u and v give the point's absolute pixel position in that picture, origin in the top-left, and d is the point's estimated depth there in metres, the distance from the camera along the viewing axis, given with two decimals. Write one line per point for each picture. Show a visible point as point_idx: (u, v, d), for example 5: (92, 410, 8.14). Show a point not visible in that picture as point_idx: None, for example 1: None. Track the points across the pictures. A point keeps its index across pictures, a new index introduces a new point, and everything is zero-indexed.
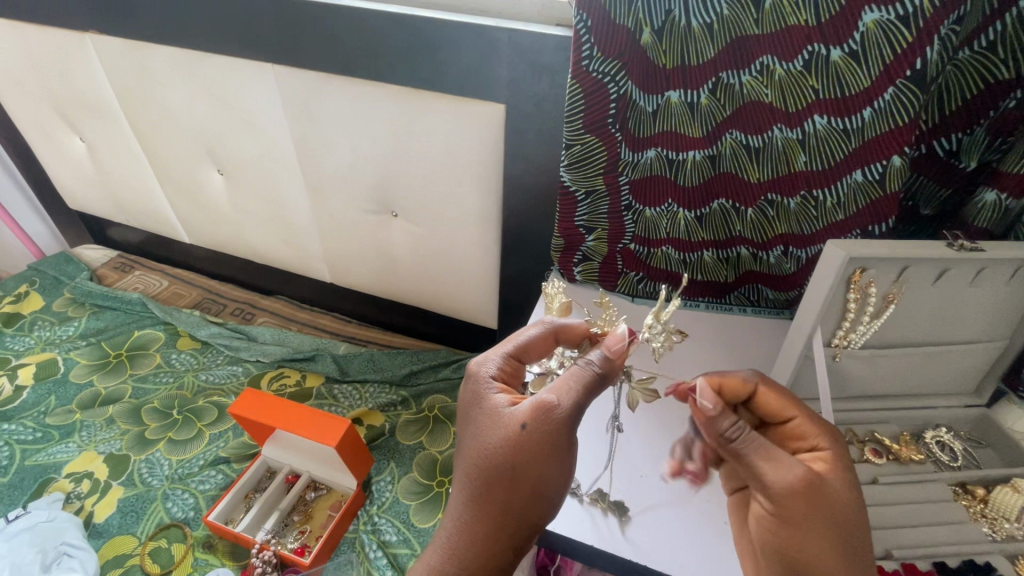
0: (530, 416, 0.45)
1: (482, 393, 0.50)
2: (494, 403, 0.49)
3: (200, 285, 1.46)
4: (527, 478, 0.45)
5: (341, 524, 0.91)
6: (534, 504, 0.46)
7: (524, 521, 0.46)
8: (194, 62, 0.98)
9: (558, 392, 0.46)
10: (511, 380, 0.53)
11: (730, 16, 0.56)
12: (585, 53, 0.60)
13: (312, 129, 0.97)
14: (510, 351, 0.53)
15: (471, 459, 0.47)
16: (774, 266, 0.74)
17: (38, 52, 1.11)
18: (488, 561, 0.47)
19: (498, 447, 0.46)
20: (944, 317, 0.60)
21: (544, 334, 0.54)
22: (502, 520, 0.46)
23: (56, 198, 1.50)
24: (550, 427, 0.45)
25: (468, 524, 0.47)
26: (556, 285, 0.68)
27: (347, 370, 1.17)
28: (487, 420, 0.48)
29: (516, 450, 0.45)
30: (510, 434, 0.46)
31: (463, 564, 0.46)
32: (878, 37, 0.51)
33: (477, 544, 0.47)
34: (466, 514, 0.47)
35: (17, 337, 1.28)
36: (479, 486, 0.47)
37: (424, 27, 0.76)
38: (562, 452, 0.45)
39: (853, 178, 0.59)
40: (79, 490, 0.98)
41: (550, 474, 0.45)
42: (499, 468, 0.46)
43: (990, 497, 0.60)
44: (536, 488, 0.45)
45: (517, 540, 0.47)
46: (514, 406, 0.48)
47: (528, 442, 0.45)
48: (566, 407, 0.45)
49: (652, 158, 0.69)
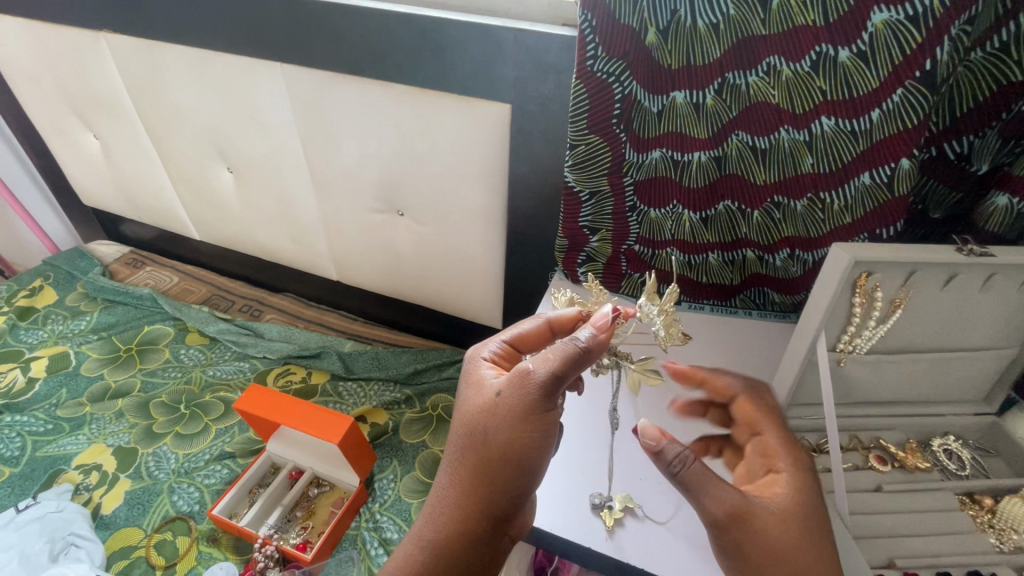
0: (506, 383, 0.45)
1: (471, 369, 0.50)
2: (481, 374, 0.49)
3: (209, 281, 1.48)
4: (496, 443, 0.44)
5: (343, 520, 0.91)
6: (513, 472, 0.45)
7: (502, 488, 0.45)
8: (204, 61, 0.99)
9: (537, 361, 0.45)
10: (506, 364, 0.52)
11: (737, 16, 0.55)
12: (590, 53, 0.60)
13: (319, 128, 0.98)
14: (507, 338, 0.53)
15: (453, 425, 0.48)
16: (779, 270, 0.73)
17: (55, 50, 1.13)
18: (465, 531, 0.46)
19: (474, 413, 0.46)
20: (953, 325, 0.59)
21: (539, 326, 0.54)
22: (475, 487, 0.46)
23: (71, 194, 1.53)
24: (524, 394, 0.44)
25: (444, 491, 0.47)
26: (562, 295, 0.61)
27: (352, 368, 1.18)
28: (470, 390, 0.48)
29: (489, 416, 0.45)
30: (486, 400, 0.46)
31: (437, 530, 0.46)
32: (888, 37, 0.50)
33: (451, 512, 0.46)
34: (443, 480, 0.48)
35: (31, 330, 1.31)
36: (454, 452, 0.47)
37: (430, 26, 0.76)
38: (538, 420, 0.44)
39: (860, 182, 0.59)
40: (87, 482, 1.00)
41: (522, 441, 0.44)
42: (473, 434, 0.46)
43: (999, 507, 0.59)
44: (508, 455, 0.45)
45: (494, 512, 0.46)
46: (498, 378, 0.48)
47: (505, 408, 0.45)
48: (541, 376, 0.44)
49: (657, 158, 0.68)
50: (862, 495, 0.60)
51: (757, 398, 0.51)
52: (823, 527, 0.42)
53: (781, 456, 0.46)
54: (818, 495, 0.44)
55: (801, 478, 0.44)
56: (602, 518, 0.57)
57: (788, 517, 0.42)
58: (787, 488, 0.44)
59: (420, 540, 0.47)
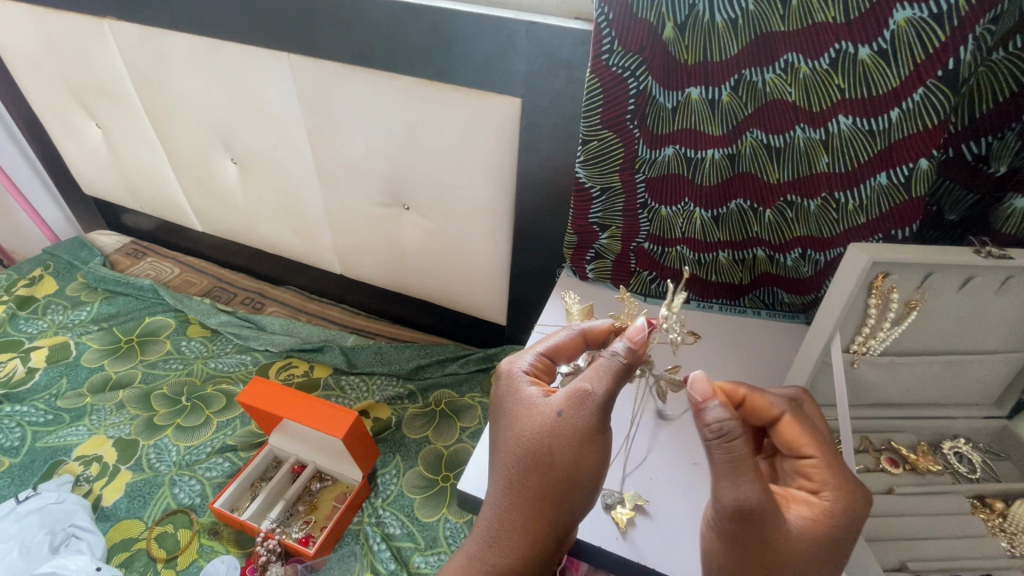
0: (566, 403, 0.45)
1: (514, 386, 0.49)
2: (527, 393, 0.48)
3: (211, 273, 1.47)
4: (562, 465, 0.44)
5: (345, 516, 0.91)
6: (577, 492, 0.45)
7: (566, 508, 0.46)
8: (210, 50, 0.98)
9: (591, 378, 0.44)
10: (544, 376, 0.52)
11: (756, 11, 0.54)
12: (605, 47, 0.59)
13: (325, 120, 0.96)
14: (543, 351, 0.52)
15: (507, 448, 0.47)
16: (790, 270, 0.73)
17: (57, 37, 1.12)
18: (531, 552, 0.46)
19: (533, 435, 0.46)
20: (970, 327, 0.58)
21: (573, 337, 0.53)
22: (541, 508, 0.46)
23: (71, 183, 1.51)
24: (587, 414, 0.44)
25: (505, 513, 0.47)
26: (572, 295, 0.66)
27: (354, 362, 1.18)
28: (522, 410, 0.47)
29: (552, 437, 0.45)
30: (544, 421, 0.45)
31: (502, 553, 0.46)
32: (910, 36, 0.49)
33: (517, 532, 0.46)
34: (503, 502, 0.47)
35: (31, 320, 1.30)
36: (515, 475, 0.46)
37: (441, 19, 0.75)
38: (601, 440, 0.44)
39: (877, 182, 0.58)
40: (88, 473, 0.99)
41: (588, 462, 0.44)
42: (534, 456, 0.45)
43: (1010, 512, 0.59)
44: (575, 477, 0.44)
45: (557, 532, 0.46)
46: (547, 397, 0.47)
47: (568, 430, 0.44)
48: (598, 395, 0.44)
49: (669, 156, 0.67)
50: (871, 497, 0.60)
51: (803, 422, 0.45)
52: (834, 549, 0.41)
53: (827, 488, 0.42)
54: (845, 531, 0.41)
55: (841, 511, 0.41)
56: (613, 517, 0.56)
57: (804, 536, 0.40)
58: (816, 514, 0.41)
59: (484, 564, 0.46)
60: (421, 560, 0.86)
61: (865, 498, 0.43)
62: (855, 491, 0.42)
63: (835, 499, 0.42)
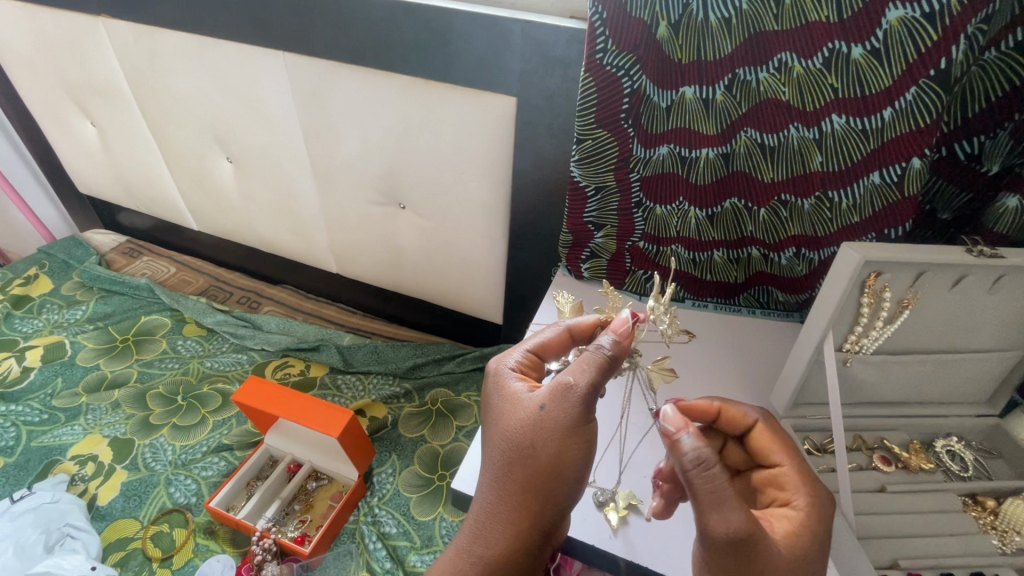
0: (548, 398, 0.45)
1: (500, 382, 0.50)
2: (511, 388, 0.48)
3: (207, 272, 1.46)
4: (546, 458, 0.44)
5: (341, 515, 0.91)
6: (561, 485, 0.45)
7: (551, 500, 0.45)
8: (205, 48, 0.97)
9: (574, 372, 0.45)
10: (531, 373, 0.52)
11: (749, 11, 0.54)
12: (599, 45, 0.58)
13: (321, 118, 0.96)
14: (530, 347, 0.52)
15: (492, 442, 0.47)
16: (784, 268, 0.73)
17: (52, 35, 1.11)
18: (516, 544, 0.46)
19: (517, 429, 0.46)
20: (962, 326, 0.59)
21: (561, 334, 0.53)
22: (526, 500, 0.46)
23: (66, 183, 1.51)
24: (569, 407, 0.44)
25: (492, 506, 0.47)
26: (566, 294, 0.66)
27: (351, 362, 1.17)
28: (507, 405, 0.48)
29: (535, 431, 0.45)
30: (528, 415, 0.45)
31: (488, 545, 0.46)
32: (901, 35, 0.50)
33: (503, 524, 0.46)
34: (490, 495, 0.47)
35: (26, 319, 1.30)
36: (500, 468, 0.46)
37: (436, 18, 0.75)
38: (584, 433, 0.45)
39: (869, 181, 0.58)
40: (83, 472, 0.99)
41: (571, 454, 0.44)
42: (518, 449, 0.45)
43: (1001, 509, 0.60)
44: (558, 469, 0.44)
45: (543, 525, 0.46)
46: (532, 392, 0.48)
47: (550, 422, 0.44)
48: (581, 389, 0.44)
49: (664, 155, 0.67)
50: (864, 495, 0.61)
51: (774, 429, 0.47)
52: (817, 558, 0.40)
53: (797, 492, 0.43)
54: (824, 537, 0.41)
55: (815, 517, 0.42)
56: (606, 515, 0.56)
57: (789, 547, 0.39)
58: (792, 524, 0.41)
59: (471, 556, 0.46)
60: (417, 560, 0.86)
61: (831, 501, 0.43)
62: (822, 492, 0.43)
63: (809, 506, 0.42)
